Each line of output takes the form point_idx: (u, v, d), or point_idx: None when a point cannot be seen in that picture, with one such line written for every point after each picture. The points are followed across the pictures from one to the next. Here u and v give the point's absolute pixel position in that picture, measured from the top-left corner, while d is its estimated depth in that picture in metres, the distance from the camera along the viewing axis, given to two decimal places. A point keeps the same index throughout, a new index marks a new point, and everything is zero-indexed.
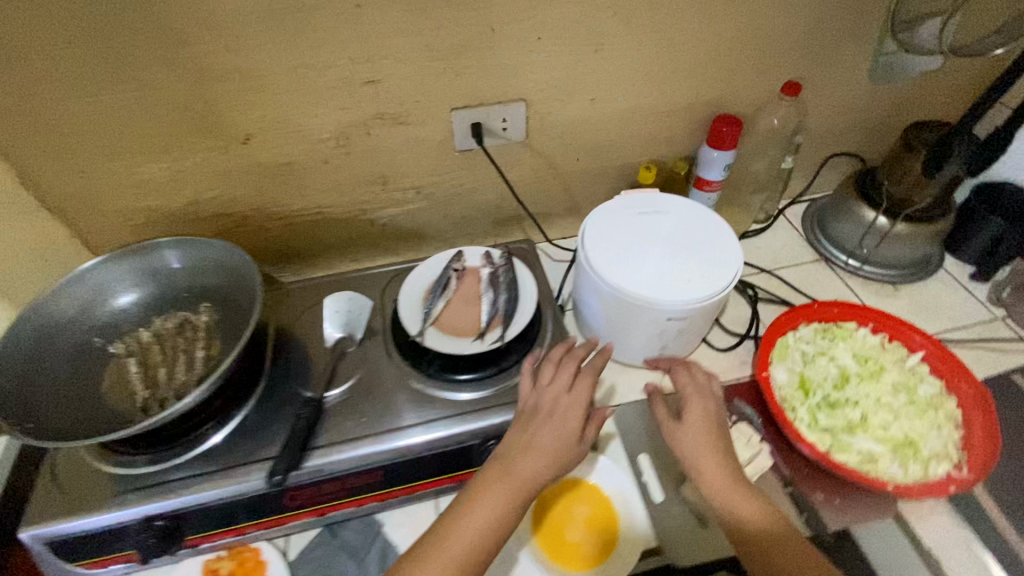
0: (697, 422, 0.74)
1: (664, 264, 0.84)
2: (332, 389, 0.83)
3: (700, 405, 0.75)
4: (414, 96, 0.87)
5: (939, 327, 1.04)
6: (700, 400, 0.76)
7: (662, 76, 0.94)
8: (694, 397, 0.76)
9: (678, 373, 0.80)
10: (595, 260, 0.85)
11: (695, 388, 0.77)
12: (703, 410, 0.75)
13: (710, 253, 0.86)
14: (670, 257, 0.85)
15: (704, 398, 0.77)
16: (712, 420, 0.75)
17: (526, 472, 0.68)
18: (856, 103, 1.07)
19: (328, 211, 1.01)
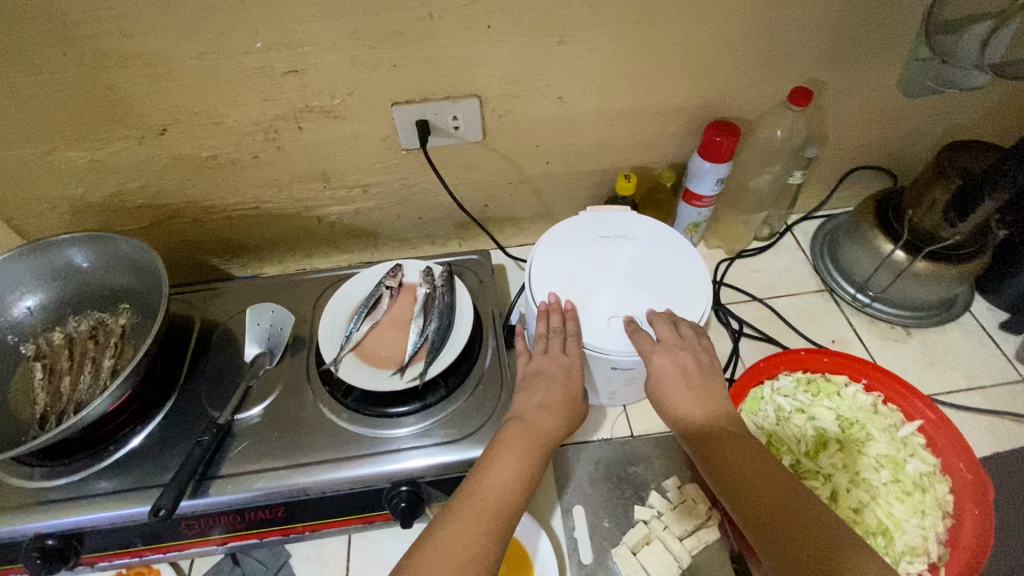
0: (668, 380, 0.67)
1: (618, 302, 0.74)
2: (242, 409, 0.77)
3: (670, 355, 0.67)
4: (347, 88, 0.76)
5: (952, 385, 0.90)
6: (662, 355, 0.67)
7: (642, 74, 0.80)
8: (655, 354, 0.67)
9: (632, 338, 0.70)
10: (538, 293, 0.75)
11: (650, 344, 0.68)
12: (671, 366, 0.67)
13: (674, 291, 0.75)
14: (626, 293, 0.75)
15: (669, 349, 0.67)
16: (689, 370, 0.67)
17: (493, 484, 0.59)
18: (885, 112, 0.90)
19: (268, 206, 0.93)
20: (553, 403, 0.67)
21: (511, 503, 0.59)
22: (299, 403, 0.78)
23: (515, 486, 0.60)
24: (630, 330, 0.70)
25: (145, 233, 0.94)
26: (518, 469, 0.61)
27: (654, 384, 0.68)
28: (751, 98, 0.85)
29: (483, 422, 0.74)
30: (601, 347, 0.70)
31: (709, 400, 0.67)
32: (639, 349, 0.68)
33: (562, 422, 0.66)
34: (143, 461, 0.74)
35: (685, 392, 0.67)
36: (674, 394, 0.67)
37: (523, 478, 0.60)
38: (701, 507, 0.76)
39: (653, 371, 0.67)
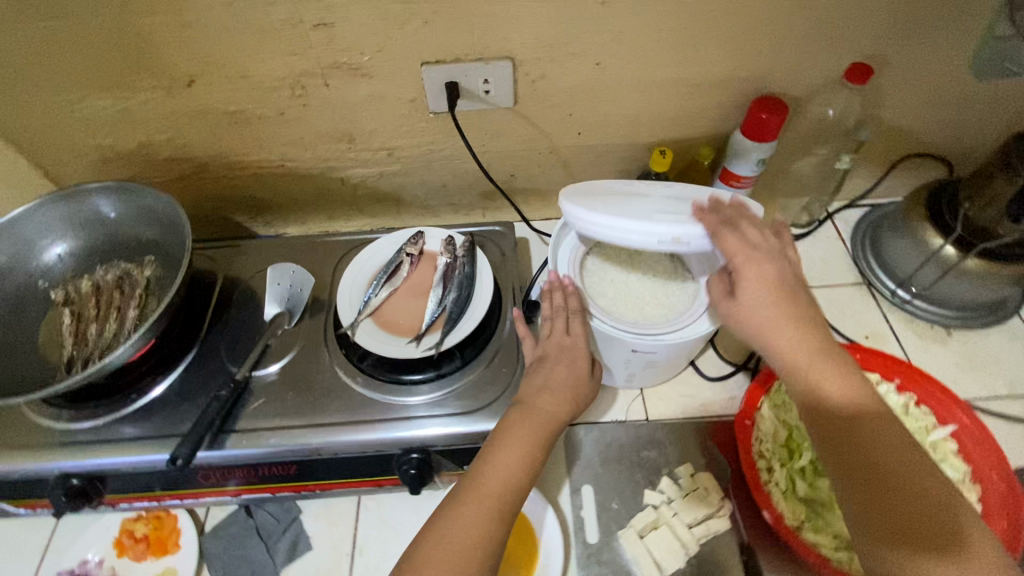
0: (760, 290, 0.59)
1: (669, 207, 0.67)
2: (260, 366, 0.78)
3: (756, 262, 0.60)
4: (376, 45, 0.74)
5: (991, 391, 0.85)
6: (754, 260, 0.60)
7: (686, 43, 0.75)
8: (745, 258, 0.60)
9: (721, 237, 0.62)
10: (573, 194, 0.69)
11: (742, 245, 0.61)
12: (763, 274, 0.60)
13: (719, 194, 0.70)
14: (673, 203, 0.69)
15: (762, 255, 0.61)
16: (783, 278, 0.60)
17: (501, 469, 0.59)
18: (950, 94, 0.83)
19: (292, 164, 0.91)
20: (558, 389, 0.67)
21: (519, 488, 0.59)
22: (316, 365, 0.78)
23: (521, 473, 0.60)
24: (720, 228, 0.62)
25: (171, 186, 0.94)
26: (524, 452, 0.61)
27: (739, 292, 0.61)
28: (803, 73, 0.79)
29: (497, 396, 0.73)
30: (674, 237, 0.62)
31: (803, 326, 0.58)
32: (727, 251, 0.61)
33: (566, 409, 0.66)
34: (165, 409, 0.75)
35: (777, 306, 0.58)
36: (762, 305, 0.59)
37: (527, 464, 0.60)
38: (714, 496, 0.75)
39: (740, 276, 0.60)
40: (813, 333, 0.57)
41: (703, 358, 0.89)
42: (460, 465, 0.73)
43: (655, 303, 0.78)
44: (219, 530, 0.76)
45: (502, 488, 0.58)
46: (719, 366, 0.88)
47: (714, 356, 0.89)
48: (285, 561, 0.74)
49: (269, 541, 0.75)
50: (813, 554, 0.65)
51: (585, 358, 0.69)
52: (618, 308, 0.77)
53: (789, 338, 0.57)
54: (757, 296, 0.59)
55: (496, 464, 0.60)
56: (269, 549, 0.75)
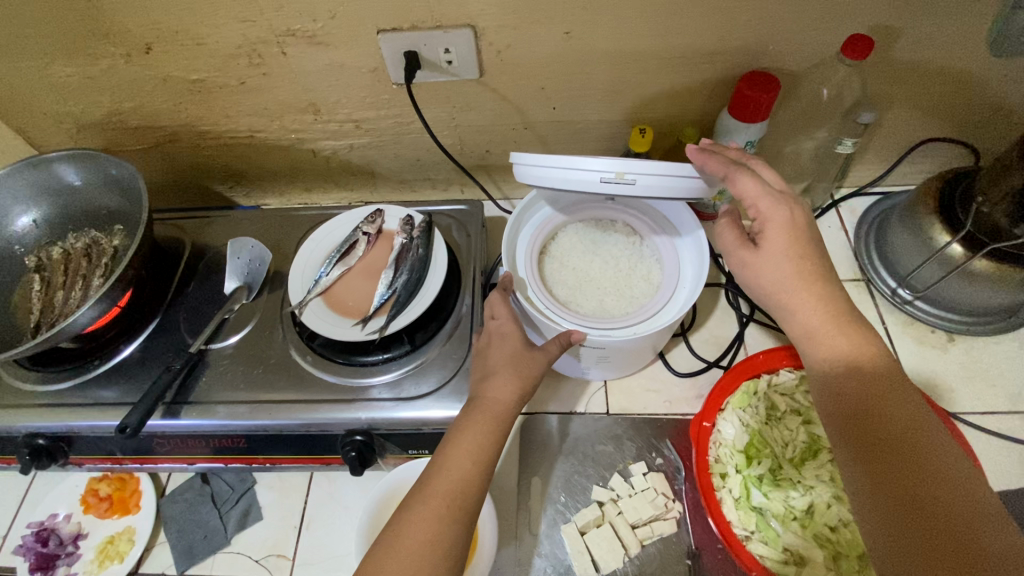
0: (783, 238, 0.53)
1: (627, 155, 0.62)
2: (216, 339, 0.78)
3: (779, 206, 0.54)
4: (328, 10, 0.70)
5: (989, 406, 0.78)
6: (778, 202, 0.54)
7: (663, 10, 0.68)
8: (769, 202, 0.54)
9: (738, 181, 0.55)
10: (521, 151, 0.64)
11: (763, 188, 0.55)
12: (789, 221, 0.54)
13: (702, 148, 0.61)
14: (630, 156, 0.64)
15: (784, 197, 0.54)
16: (807, 224, 0.54)
17: (452, 469, 0.53)
18: (975, 71, 0.73)
19: (261, 135, 0.90)
20: (504, 372, 0.60)
21: (473, 483, 0.53)
22: (270, 340, 0.78)
23: (474, 470, 0.54)
24: (735, 170, 0.55)
25: (147, 154, 0.94)
26: (477, 444, 0.55)
27: (761, 242, 0.55)
28: (799, 45, 0.71)
29: (444, 381, 0.72)
30: (616, 171, 0.57)
31: (817, 283, 0.53)
32: (746, 195, 0.55)
33: (518, 389, 0.59)
34: (125, 376, 0.76)
35: (798, 258, 0.53)
36: (786, 255, 0.53)
37: (480, 458, 0.54)
38: (662, 499, 0.73)
39: (763, 223, 0.54)
40: (828, 286, 0.53)
41: (674, 353, 0.84)
42: (403, 449, 0.73)
43: (615, 295, 0.73)
44: (176, 495, 0.78)
45: (453, 487, 0.52)
46: (691, 362, 0.83)
47: (686, 350, 0.84)
48: (235, 529, 0.76)
49: (222, 508, 0.77)
50: (756, 565, 0.62)
51: (518, 336, 0.63)
52: (574, 299, 0.73)
53: (806, 296, 0.52)
54: (781, 246, 0.53)
55: (452, 464, 0.53)
56: (221, 515, 0.77)
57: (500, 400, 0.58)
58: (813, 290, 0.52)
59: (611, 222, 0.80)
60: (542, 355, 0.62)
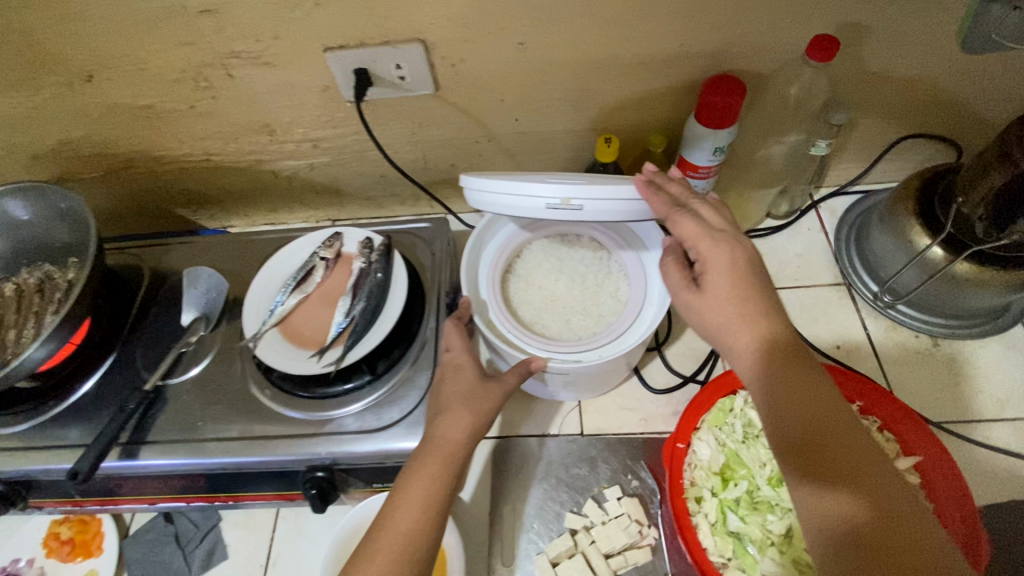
0: (726, 278, 0.51)
1: (577, 179, 0.60)
2: (175, 374, 0.76)
3: (719, 246, 0.52)
4: (271, 30, 0.67)
5: (976, 413, 0.75)
6: (717, 244, 0.52)
7: (619, 17, 0.65)
8: (709, 243, 0.52)
9: (678, 222, 0.54)
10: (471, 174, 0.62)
11: (703, 229, 0.53)
12: (731, 261, 0.51)
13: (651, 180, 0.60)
14: (581, 179, 0.62)
15: (725, 238, 0.52)
16: (751, 264, 0.52)
17: (401, 521, 0.51)
18: (949, 66, 0.70)
19: (218, 157, 0.87)
20: (458, 408, 0.57)
21: (422, 534, 0.51)
22: (228, 373, 0.76)
23: (422, 519, 0.51)
24: (675, 212, 0.54)
25: (103, 182, 0.91)
26: (426, 492, 0.53)
27: (703, 283, 0.52)
28: (765, 47, 0.68)
29: (406, 412, 0.70)
30: (562, 198, 0.55)
31: (762, 321, 0.49)
32: (686, 236, 0.53)
33: (471, 426, 0.57)
34: (81, 416, 0.74)
35: (740, 299, 0.50)
36: (728, 296, 0.50)
37: (430, 505, 0.52)
38: (637, 525, 0.70)
39: (704, 265, 0.52)
40: (774, 325, 0.49)
41: (649, 368, 0.82)
42: (368, 483, 0.71)
43: (583, 314, 0.71)
44: (140, 535, 0.76)
45: (400, 541, 0.50)
46: (667, 377, 0.80)
47: (661, 365, 0.81)
48: (200, 570, 0.74)
49: (186, 547, 0.75)
50: None
51: (475, 368, 0.61)
52: (539, 321, 0.70)
53: (750, 336, 0.49)
54: (722, 287, 0.51)
55: (400, 515, 0.51)
56: (185, 555, 0.75)
57: (454, 440, 0.56)
58: (760, 330, 0.49)
59: (578, 237, 0.77)
60: (498, 387, 0.60)
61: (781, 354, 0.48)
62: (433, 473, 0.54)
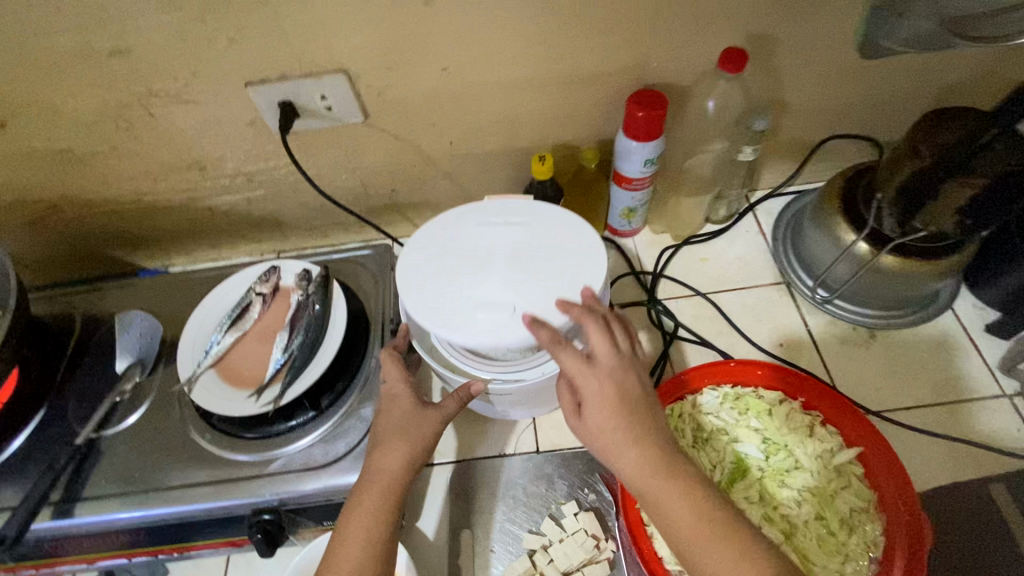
0: (603, 410, 0.54)
1: (501, 293, 0.64)
2: (110, 424, 0.73)
3: (599, 379, 0.55)
4: (188, 68, 0.66)
5: (915, 399, 0.78)
6: (595, 378, 0.55)
7: (537, 38, 0.66)
8: (587, 377, 0.55)
9: (561, 357, 0.56)
10: (403, 279, 0.66)
11: (581, 362, 0.56)
12: (608, 395, 0.55)
13: (568, 292, 0.63)
14: (507, 280, 0.65)
15: (604, 370, 0.55)
16: (628, 392, 0.55)
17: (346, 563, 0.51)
18: (855, 70, 0.73)
19: (149, 198, 0.85)
20: (393, 440, 0.58)
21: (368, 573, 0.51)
22: (167, 420, 0.73)
23: (365, 557, 0.52)
24: (557, 346, 0.57)
25: (27, 231, 0.87)
26: (367, 535, 0.53)
27: (583, 413, 0.56)
28: (680, 60, 0.70)
29: (353, 444, 0.68)
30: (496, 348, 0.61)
31: (639, 443, 0.54)
32: (568, 369, 0.56)
33: (407, 455, 0.57)
34: (9, 477, 0.69)
35: (618, 428, 0.54)
36: (606, 427, 0.54)
37: (372, 543, 0.53)
38: (596, 539, 0.70)
39: (582, 397, 0.56)
40: (649, 444, 0.54)
41: None
42: (319, 522, 0.69)
43: None
44: None
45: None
46: None
47: None
48: None
49: None
50: None
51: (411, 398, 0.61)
52: None
53: (630, 458, 0.54)
54: (598, 418, 0.55)
55: (339, 565, 0.51)
56: None
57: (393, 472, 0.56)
58: (639, 450, 0.54)
59: None
60: (435, 414, 0.59)
61: (655, 469, 0.53)
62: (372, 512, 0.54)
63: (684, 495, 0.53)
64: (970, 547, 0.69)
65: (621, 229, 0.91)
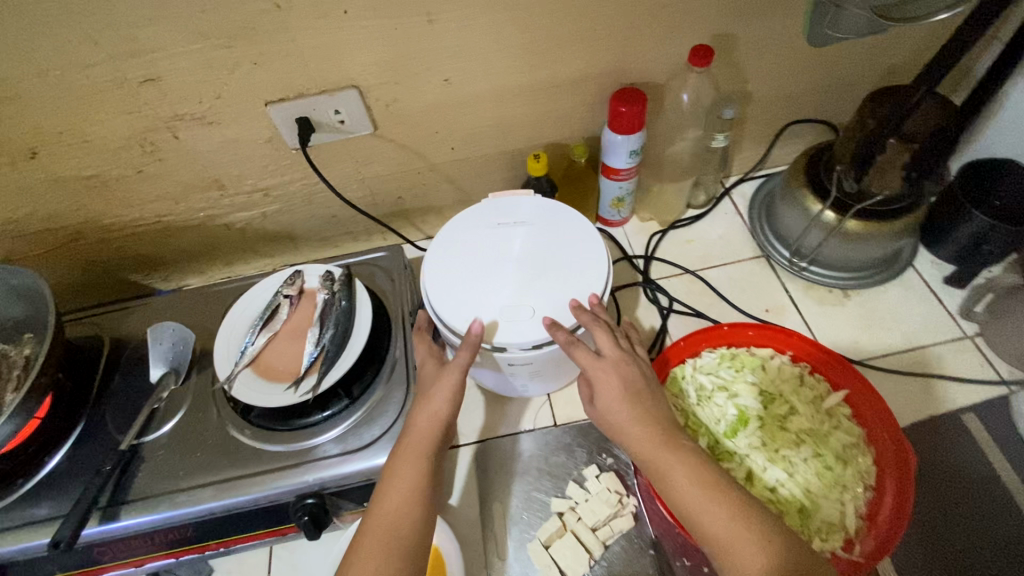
0: (615, 397, 0.63)
1: (518, 293, 0.70)
2: (148, 431, 0.76)
3: (609, 371, 0.64)
4: (213, 91, 0.72)
5: (889, 348, 0.86)
6: (605, 370, 0.64)
7: (529, 48, 0.74)
8: (599, 370, 0.64)
9: (575, 353, 0.65)
10: (429, 285, 0.72)
11: (593, 356, 0.65)
12: (617, 384, 0.64)
13: (578, 287, 0.70)
14: (523, 278, 0.71)
15: (612, 363, 0.65)
16: (635, 383, 0.64)
17: (388, 505, 0.59)
18: (808, 60, 0.83)
19: (168, 218, 0.89)
20: (427, 396, 0.65)
21: (409, 513, 0.59)
22: (204, 423, 0.77)
23: (404, 500, 0.59)
24: (572, 344, 0.65)
25: (49, 259, 0.90)
26: (408, 480, 0.60)
27: (597, 400, 0.65)
28: (657, 59, 0.79)
29: (388, 426, 0.73)
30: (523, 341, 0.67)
31: (646, 422, 0.62)
32: (582, 364, 0.65)
33: (440, 408, 0.64)
34: (53, 490, 0.72)
35: (628, 411, 0.62)
36: (619, 412, 0.63)
37: (412, 487, 0.60)
38: (618, 496, 0.76)
39: (595, 387, 0.65)
40: (655, 423, 0.62)
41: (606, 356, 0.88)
42: (359, 503, 0.74)
43: None
44: None
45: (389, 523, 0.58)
46: None
47: None
48: None
49: None
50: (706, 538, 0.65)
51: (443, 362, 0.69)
52: None
53: (638, 435, 0.61)
54: (611, 404, 0.63)
55: (383, 510, 0.59)
56: None
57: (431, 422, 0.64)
58: (645, 428, 0.61)
59: None
60: (454, 366, 0.65)
61: (657, 441, 0.61)
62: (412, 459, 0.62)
63: (683, 462, 0.59)
64: (947, 454, 0.79)
65: (612, 219, 0.99)
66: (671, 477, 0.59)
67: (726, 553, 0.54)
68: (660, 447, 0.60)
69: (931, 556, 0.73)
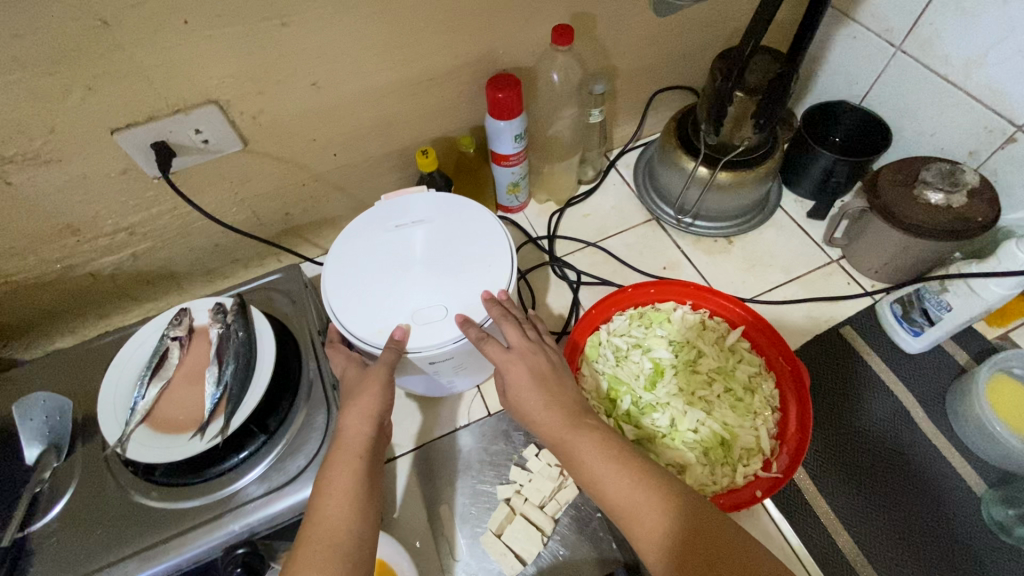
0: (527, 386, 0.64)
1: (428, 292, 0.69)
2: (35, 518, 0.67)
3: (522, 361, 0.65)
4: (43, 126, 0.63)
5: (773, 282, 0.95)
6: (516, 362, 0.65)
7: (394, 42, 0.73)
8: (511, 361, 0.65)
9: (487, 349, 0.65)
10: (334, 301, 0.69)
11: (502, 350, 0.65)
12: (529, 373, 0.65)
13: (486, 275, 0.70)
14: (429, 277, 0.70)
15: (523, 353, 0.66)
16: (544, 371, 0.65)
17: (326, 515, 0.56)
18: (660, 29, 0.89)
19: (18, 277, 0.78)
20: (357, 398, 0.63)
21: (349, 519, 0.56)
22: (100, 495, 0.68)
23: (344, 508, 0.56)
24: (482, 339, 0.65)
25: None
26: (345, 487, 0.57)
27: (512, 394, 0.65)
28: (523, 42, 0.81)
29: (315, 452, 0.69)
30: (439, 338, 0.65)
31: (558, 405, 0.63)
32: (494, 359, 0.65)
33: (373, 411, 0.62)
34: None
35: (543, 398, 0.63)
36: (533, 401, 0.64)
37: (353, 492, 0.57)
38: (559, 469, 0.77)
39: (509, 380, 0.65)
40: (567, 405, 0.64)
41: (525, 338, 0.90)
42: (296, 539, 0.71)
43: None
44: None
45: (329, 532, 0.54)
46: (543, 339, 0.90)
47: None
48: None
49: None
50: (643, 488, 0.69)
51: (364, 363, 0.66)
52: None
53: (550, 419, 0.63)
54: (526, 394, 0.64)
55: (318, 524, 0.55)
56: None
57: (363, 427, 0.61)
58: (556, 411, 0.63)
59: None
60: (380, 367, 0.63)
61: (569, 422, 0.62)
62: (351, 464, 0.59)
63: (597, 438, 0.61)
64: (831, 366, 0.89)
65: (511, 206, 1.01)
66: (583, 455, 0.60)
67: (632, 519, 0.55)
68: (569, 428, 0.62)
69: (835, 457, 0.82)
